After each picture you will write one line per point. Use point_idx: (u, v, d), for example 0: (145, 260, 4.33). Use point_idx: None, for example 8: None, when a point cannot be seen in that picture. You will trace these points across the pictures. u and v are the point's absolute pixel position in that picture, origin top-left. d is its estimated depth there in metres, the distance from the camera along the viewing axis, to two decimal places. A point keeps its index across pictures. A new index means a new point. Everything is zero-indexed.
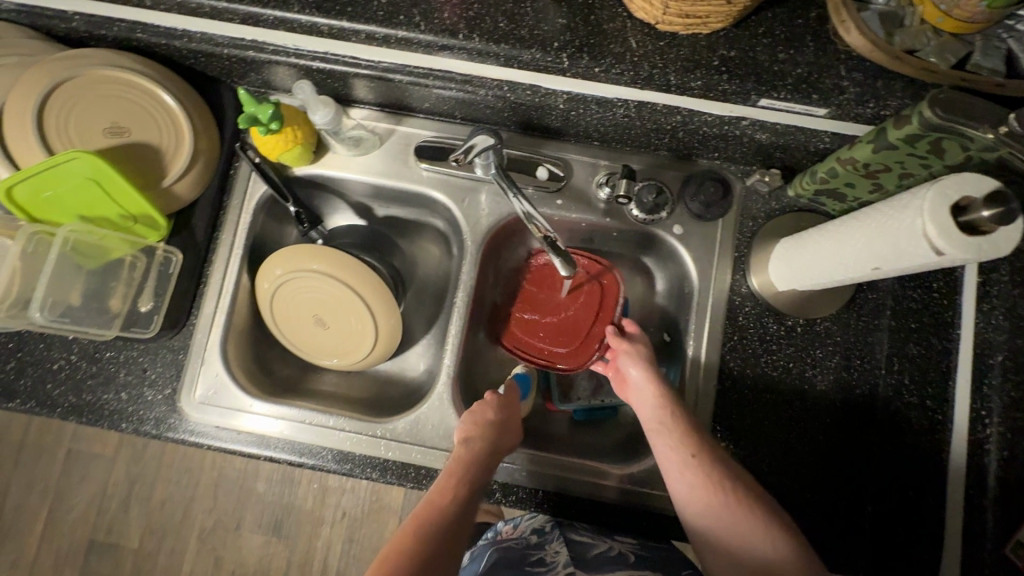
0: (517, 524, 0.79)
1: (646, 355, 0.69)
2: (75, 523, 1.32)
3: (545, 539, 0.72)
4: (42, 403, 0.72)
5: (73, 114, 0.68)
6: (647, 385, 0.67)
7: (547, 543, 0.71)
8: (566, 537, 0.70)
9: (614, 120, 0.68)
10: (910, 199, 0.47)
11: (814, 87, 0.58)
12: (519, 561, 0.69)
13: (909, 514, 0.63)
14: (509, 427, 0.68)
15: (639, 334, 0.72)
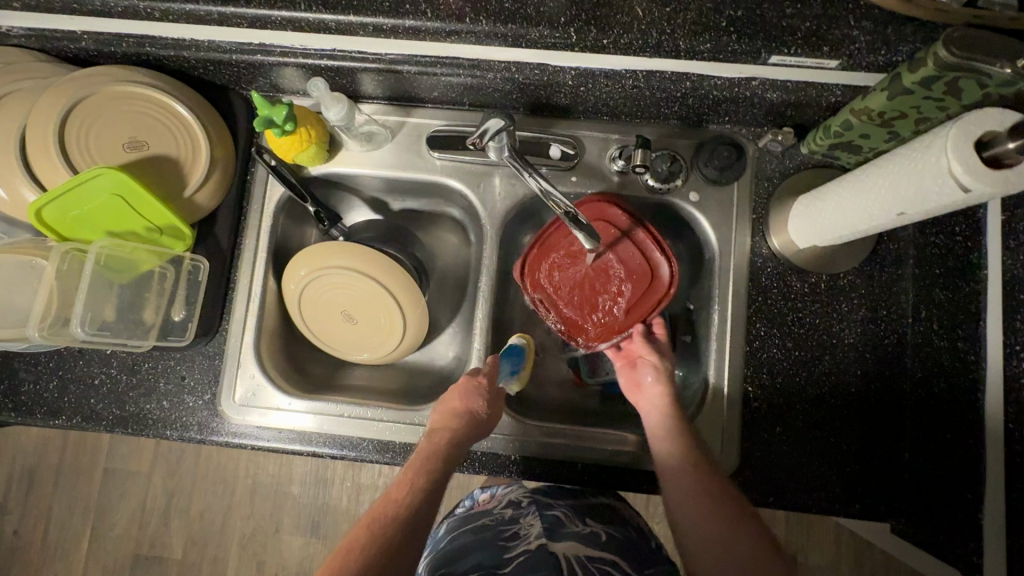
0: (494, 494, 0.79)
1: (663, 367, 0.72)
2: (118, 539, 1.35)
3: (520, 513, 0.71)
4: (87, 418, 0.74)
5: (92, 131, 0.69)
6: (655, 386, 0.70)
7: (521, 517, 0.70)
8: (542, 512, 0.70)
9: (624, 93, 0.69)
10: (933, 139, 0.48)
11: (824, 40, 0.58)
12: (491, 530, 0.69)
13: (943, 458, 0.64)
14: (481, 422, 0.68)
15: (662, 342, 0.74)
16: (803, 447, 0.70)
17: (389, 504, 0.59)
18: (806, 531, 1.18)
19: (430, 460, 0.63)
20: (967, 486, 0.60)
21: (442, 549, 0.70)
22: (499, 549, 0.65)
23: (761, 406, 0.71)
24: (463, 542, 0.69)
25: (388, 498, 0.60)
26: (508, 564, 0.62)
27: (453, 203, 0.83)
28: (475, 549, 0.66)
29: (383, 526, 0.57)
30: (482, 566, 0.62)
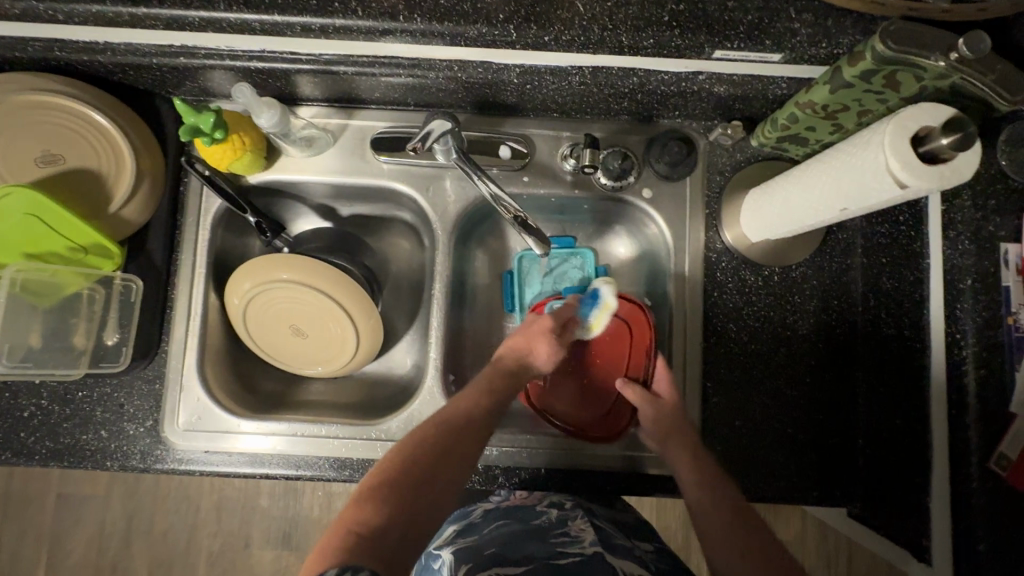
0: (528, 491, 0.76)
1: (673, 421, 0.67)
2: (77, 567, 1.29)
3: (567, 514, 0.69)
4: (18, 453, 0.69)
5: (3, 145, 0.65)
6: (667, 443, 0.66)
7: (570, 518, 0.68)
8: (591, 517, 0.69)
9: (571, 89, 0.67)
10: (871, 135, 0.47)
11: (766, 33, 0.57)
12: (541, 525, 0.67)
13: (894, 444, 0.65)
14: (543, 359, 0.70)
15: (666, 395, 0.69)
16: (762, 439, 0.71)
17: (446, 421, 0.62)
18: (773, 510, 1.21)
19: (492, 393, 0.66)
20: (916, 471, 0.61)
21: (484, 531, 0.67)
22: (552, 543, 0.63)
23: (720, 401, 0.72)
24: (509, 529, 0.66)
25: (446, 414, 0.63)
26: (565, 558, 0.60)
27: (404, 207, 0.80)
28: (526, 538, 0.64)
29: (435, 438, 0.60)
30: (538, 558, 0.60)
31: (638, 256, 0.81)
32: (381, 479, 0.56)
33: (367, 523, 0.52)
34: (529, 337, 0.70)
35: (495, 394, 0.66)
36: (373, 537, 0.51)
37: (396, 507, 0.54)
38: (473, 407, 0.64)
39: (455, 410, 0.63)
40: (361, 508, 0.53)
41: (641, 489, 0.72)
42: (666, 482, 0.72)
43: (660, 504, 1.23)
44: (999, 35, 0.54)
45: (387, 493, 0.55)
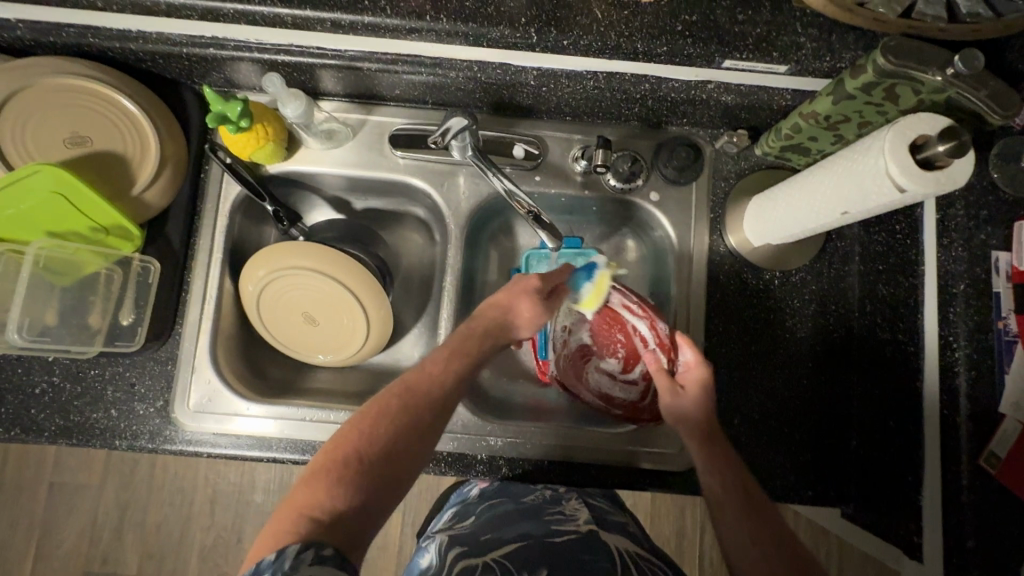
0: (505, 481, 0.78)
1: (684, 409, 0.65)
2: (67, 557, 1.27)
3: (559, 496, 0.71)
4: (27, 430, 0.70)
5: (32, 126, 0.66)
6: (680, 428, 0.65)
7: (563, 500, 0.70)
8: (585, 500, 0.71)
9: (584, 93, 0.70)
10: (872, 141, 0.50)
11: (774, 46, 0.60)
12: (533, 504, 0.69)
13: (887, 446, 0.67)
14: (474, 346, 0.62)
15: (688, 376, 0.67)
16: (760, 438, 0.73)
17: (376, 423, 0.54)
18: None
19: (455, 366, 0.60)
20: (908, 470, 0.63)
21: (478, 513, 0.69)
22: (546, 522, 0.65)
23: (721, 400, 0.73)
24: (502, 509, 0.68)
25: (408, 391, 0.57)
26: (559, 537, 0.62)
27: (418, 203, 0.83)
28: (520, 517, 0.66)
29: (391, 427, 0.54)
30: (532, 534, 0.62)
31: (643, 258, 0.83)
32: (338, 475, 0.50)
33: (326, 512, 0.47)
34: (510, 295, 0.66)
35: (469, 353, 0.61)
36: (344, 515, 0.47)
37: (362, 488, 0.50)
38: (427, 380, 0.58)
39: (417, 384, 0.58)
40: (318, 496, 0.48)
41: (642, 483, 0.73)
42: (666, 478, 0.73)
43: (655, 507, 1.24)
44: (990, 56, 0.57)
45: (344, 487, 0.49)
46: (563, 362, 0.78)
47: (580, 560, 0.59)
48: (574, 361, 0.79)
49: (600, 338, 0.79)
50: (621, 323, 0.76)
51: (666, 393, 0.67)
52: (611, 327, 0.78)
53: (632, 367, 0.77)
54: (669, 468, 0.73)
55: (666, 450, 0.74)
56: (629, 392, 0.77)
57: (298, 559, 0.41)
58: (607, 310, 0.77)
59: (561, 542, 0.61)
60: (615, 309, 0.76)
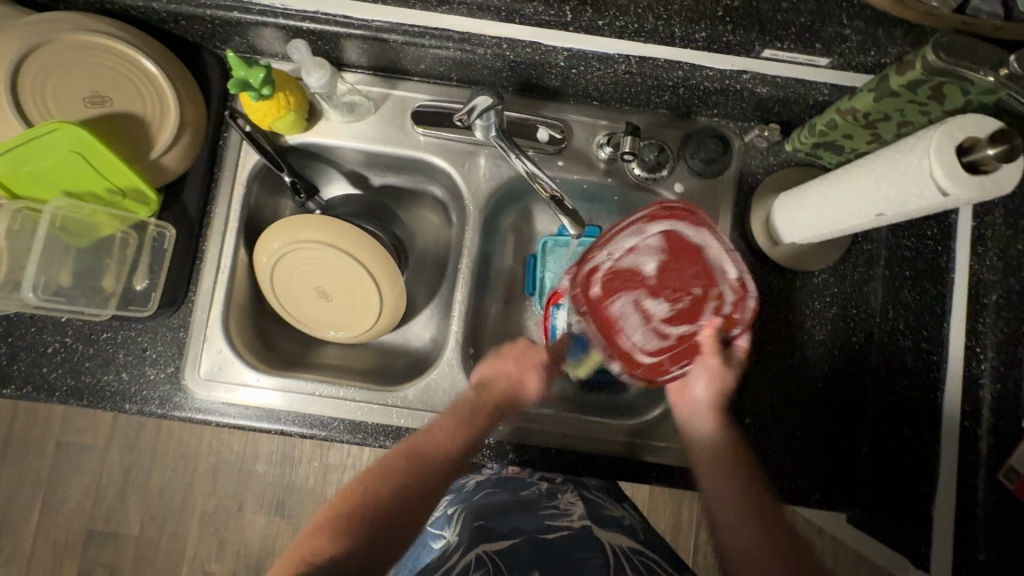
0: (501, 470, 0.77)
1: (719, 381, 0.63)
2: (70, 515, 1.29)
3: (556, 490, 0.72)
4: (38, 388, 0.70)
5: (51, 83, 0.65)
6: (705, 410, 0.65)
7: (560, 494, 0.71)
8: (582, 495, 0.72)
9: (615, 77, 0.68)
10: (917, 140, 0.48)
11: (817, 37, 0.57)
12: (530, 497, 0.70)
13: (900, 453, 0.66)
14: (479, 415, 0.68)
15: (735, 355, 0.63)
16: (771, 439, 0.72)
17: (386, 474, 0.62)
18: None
19: (456, 428, 0.66)
20: (922, 479, 0.62)
21: (474, 502, 0.69)
22: (540, 517, 0.65)
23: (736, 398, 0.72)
24: (497, 500, 0.69)
25: (404, 452, 0.64)
26: (552, 533, 0.63)
27: (437, 182, 0.81)
28: (515, 512, 0.67)
29: (383, 488, 0.61)
30: (526, 530, 0.63)
31: None
32: (334, 527, 0.58)
33: (319, 557, 0.56)
34: (522, 367, 0.72)
35: (466, 418, 0.67)
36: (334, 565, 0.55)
37: (350, 545, 0.57)
38: (432, 441, 0.64)
39: (413, 446, 0.64)
40: (319, 544, 0.57)
41: (648, 477, 0.73)
42: (674, 474, 0.73)
43: (654, 500, 1.25)
44: None
45: (334, 537, 0.57)
46: (600, 274, 0.59)
47: (573, 557, 0.59)
48: (608, 287, 0.58)
49: (668, 278, 0.55)
50: (708, 275, 0.55)
51: (714, 359, 0.61)
52: (691, 272, 0.55)
53: (677, 323, 0.56)
54: (677, 463, 0.73)
55: (675, 446, 0.73)
56: (647, 340, 0.58)
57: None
58: (699, 253, 0.55)
59: (554, 540, 0.61)
60: (706, 263, 0.55)
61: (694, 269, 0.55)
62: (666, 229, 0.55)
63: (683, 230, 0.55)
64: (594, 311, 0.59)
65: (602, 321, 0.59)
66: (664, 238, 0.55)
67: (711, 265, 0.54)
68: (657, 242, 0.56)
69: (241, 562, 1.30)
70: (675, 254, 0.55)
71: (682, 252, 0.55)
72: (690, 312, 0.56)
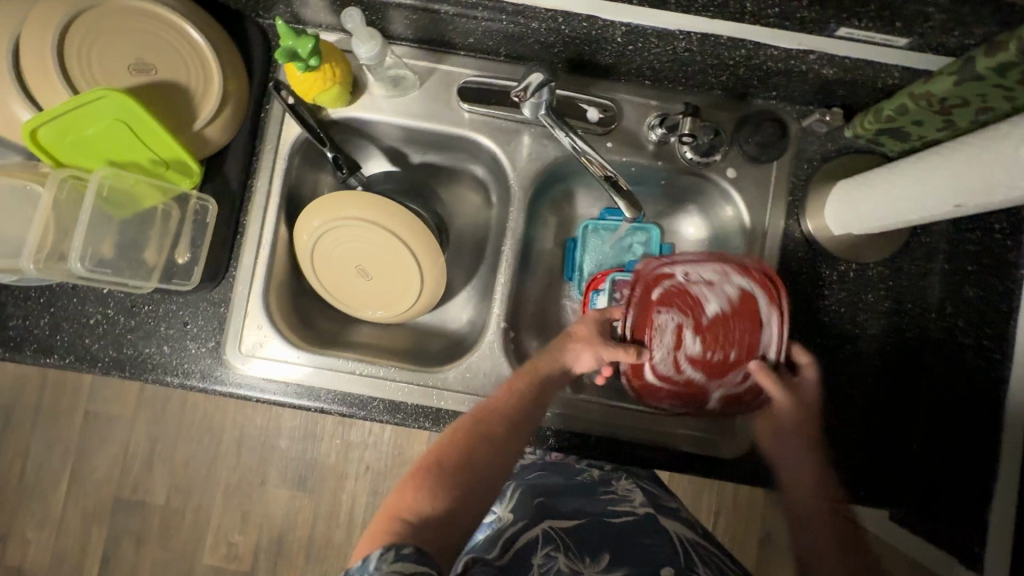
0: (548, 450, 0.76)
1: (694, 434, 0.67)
2: (98, 483, 1.32)
3: (609, 476, 0.69)
4: (80, 358, 0.70)
5: (96, 49, 0.63)
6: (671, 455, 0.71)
7: (614, 480, 0.69)
8: (637, 482, 0.69)
9: (673, 55, 0.65)
10: (1007, 129, 0.46)
11: (897, 15, 0.54)
12: (584, 482, 0.68)
13: (953, 451, 0.64)
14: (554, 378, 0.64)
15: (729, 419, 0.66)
16: (815, 433, 0.71)
17: (470, 432, 0.59)
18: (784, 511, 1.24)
19: (527, 385, 0.62)
20: (978, 480, 0.60)
21: (527, 480, 0.68)
22: (601, 500, 0.64)
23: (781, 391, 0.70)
24: (554, 481, 0.67)
25: (485, 410, 0.60)
26: (614, 517, 0.61)
27: (478, 161, 0.79)
28: (572, 492, 0.65)
29: (469, 447, 0.57)
30: (589, 512, 0.62)
31: (706, 237, 0.80)
32: (426, 484, 0.54)
33: (414, 515, 0.51)
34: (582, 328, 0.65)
35: (536, 376, 0.63)
36: (436, 521, 0.51)
37: (449, 503, 0.53)
38: (506, 398, 0.61)
39: (492, 404, 0.61)
40: (408, 500, 0.53)
41: (689, 468, 0.72)
42: (715, 465, 0.71)
43: (676, 490, 1.24)
44: None
45: (433, 491, 0.53)
46: (670, 283, 0.61)
47: (640, 543, 0.57)
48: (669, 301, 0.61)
49: (722, 324, 0.60)
50: (750, 348, 0.60)
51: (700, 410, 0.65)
52: (740, 334, 0.60)
53: (699, 364, 0.61)
54: (719, 454, 0.71)
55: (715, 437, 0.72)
56: (665, 365, 0.61)
57: (380, 559, 0.43)
58: (757, 327, 0.60)
59: (618, 524, 0.60)
60: (750, 336, 0.60)
61: (743, 333, 0.60)
62: (747, 287, 0.60)
63: (760, 297, 0.60)
64: (643, 307, 0.62)
65: (638, 317, 0.62)
66: (741, 295, 0.60)
67: (758, 343, 0.60)
68: (733, 294, 0.60)
69: (264, 534, 1.32)
70: (739, 313, 0.60)
71: (745, 314, 0.60)
72: (714, 363, 0.61)
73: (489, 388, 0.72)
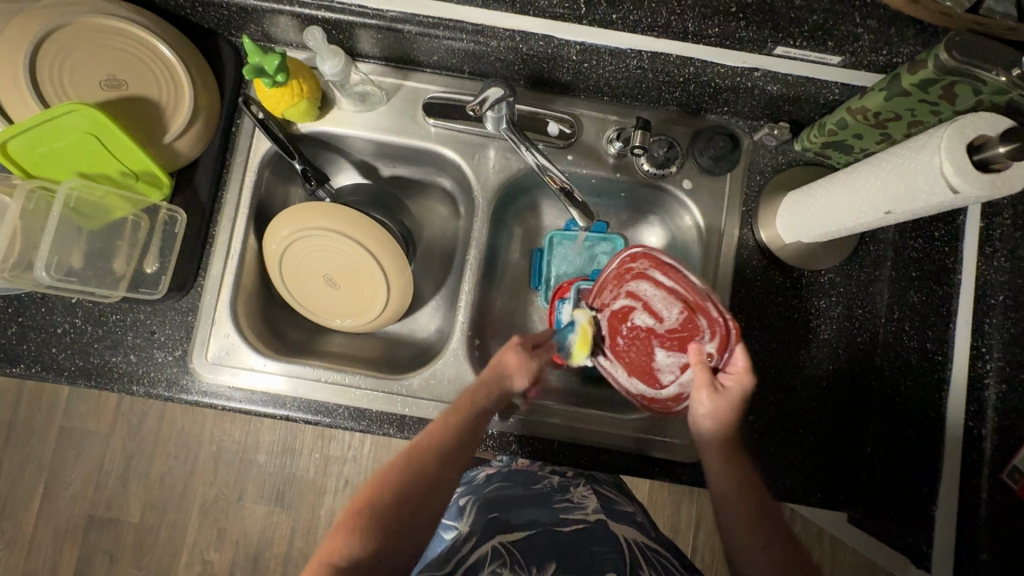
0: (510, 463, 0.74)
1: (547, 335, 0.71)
2: (71, 500, 1.30)
3: (568, 484, 0.68)
4: (47, 368, 0.71)
5: (68, 65, 0.66)
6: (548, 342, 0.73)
7: (571, 488, 0.68)
8: (592, 487, 0.69)
9: (626, 72, 0.69)
10: (927, 139, 0.49)
11: (829, 35, 0.57)
12: (541, 492, 0.66)
13: (902, 453, 0.66)
14: (483, 415, 0.62)
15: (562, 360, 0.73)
16: (773, 437, 0.72)
17: (405, 470, 0.57)
18: None
19: (459, 418, 0.61)
20: (925, 479, 0.62)
21: (485, 495, 0.66)
22: (554, 510, 0.63)
23: None
24: (509, 494, 0.66)
25: (416, 448, 0.58)
26: (566, 526, 0.60)
27: (446, 173, 0.82)
28: (528, 503, 0.64)
29: (399, 487, 0.56)
30: (541, 523, 0.60)
31: (667, 247, 0.82)
32: (351, 531, 0.53)
33: (339, 563, 0.51)
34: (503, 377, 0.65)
35: (468, 417, 0.61)
36: (360, 571, 0.51)
37: (375, 551, 0.52)
38: (438, 436, 0.59)
39: (423, 442, 0.59)
40: (335, 549, 0.52)
41: (652, 473, 0.73)
42: (676, 469, 0.73)
43: (654, 501, 1.25)
44: None
45: (359, 543, 0.52)
46: (727, 340, 0.61)
47: (589, 550, 0.56)
48: (686, 319, 0.64)
49: (671, 349, 0.66)
50: (641, 364, 0.68)
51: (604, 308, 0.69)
52: (662, 368, 0.67)
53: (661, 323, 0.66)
54: (678, 459, 0.73)
55: (675, 442, 0.73)
56: (660, 298, 0.65)
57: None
58: (652, 378, 0.68)
59: (570, 533, 0.59)
60: (652, 363, 0.68)
61: (649, 368, 0.68)
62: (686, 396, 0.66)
63: (672, 388, 0.68)
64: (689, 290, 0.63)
65: (649, 257, 0.65)
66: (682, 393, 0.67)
67: (642, 372, 0.69)
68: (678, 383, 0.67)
69: (240, 551, 1.31)
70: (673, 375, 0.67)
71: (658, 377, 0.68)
72: (662, 337, 0.66)
73: (454, 395, 0.73)
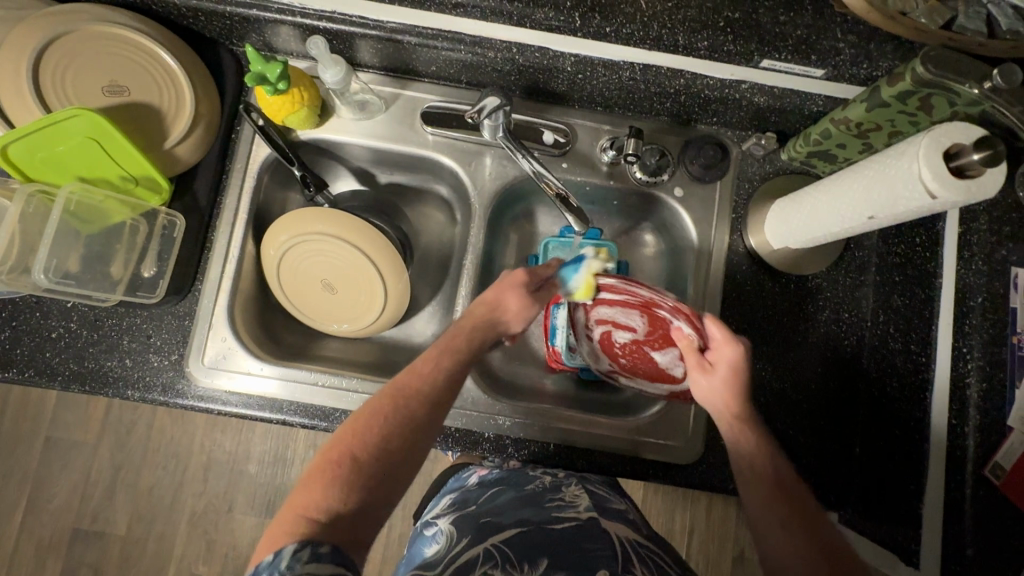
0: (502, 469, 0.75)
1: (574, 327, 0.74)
2: (56, 513, 1.27)
3: (561, 483, 0.68)
4: (40, 373, 0.70)
5: (70, 72, 0.67)
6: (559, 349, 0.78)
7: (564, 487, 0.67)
8: (585, 486, 0.68)
9: (619, 83, 0.71)
10: (907, 147, 0.51)
11: (813, 49, 0.60)
12: (534, 492, 0.66)
13: (890, 454, 0.68)
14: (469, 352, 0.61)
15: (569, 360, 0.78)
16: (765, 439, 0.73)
17: (392, 407, 0.55)
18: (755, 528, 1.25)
19: (450, 356, 0.60)
20: (912, 478, 0.64)
21: (478, 500, 0.66)
22: (547, 508, 0.62)
23: None
24: (502, 498, 0.65)
25: (402, 385, 0.57)
26: (559, 523, 0.60)
27: (443, 181, 0.83)
28: (520, 505, 0.64)
29: (382, 434, 0.53)
30: (533, 521, 0.60)
31: (660, 254, 0.84)
32: (333, 476, 0.50)
33: (322, 513, 0.48)
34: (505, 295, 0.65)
35: (460, 353, 0.60)
36: (346, 519, 0.49)
37: (361, 499, 0.50)
38: (426, 375, 0.58)
39: (407, 378, 0.57)
40: (315, 496, 0.49)
41: (646, 475, 0.74)
42: (670, 471, 0.74)
43: (648, 510, 1.25)
44: None
45: (343, 485, 0.50)
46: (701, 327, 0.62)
47: (582, 548, 0.56)
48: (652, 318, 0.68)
49: None
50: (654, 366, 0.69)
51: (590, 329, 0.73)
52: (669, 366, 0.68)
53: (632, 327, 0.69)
54: (673, 460, 0.74)
55: (669, 445, 0.74)
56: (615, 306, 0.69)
57: (294, 558, 0.43)
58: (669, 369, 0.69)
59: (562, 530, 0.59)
60: None
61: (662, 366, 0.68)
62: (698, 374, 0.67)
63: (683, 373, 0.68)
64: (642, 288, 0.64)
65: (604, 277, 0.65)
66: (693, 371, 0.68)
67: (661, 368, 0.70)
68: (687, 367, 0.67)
69: (228, 564, 1.29)
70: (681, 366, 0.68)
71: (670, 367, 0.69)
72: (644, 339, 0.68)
73: None
